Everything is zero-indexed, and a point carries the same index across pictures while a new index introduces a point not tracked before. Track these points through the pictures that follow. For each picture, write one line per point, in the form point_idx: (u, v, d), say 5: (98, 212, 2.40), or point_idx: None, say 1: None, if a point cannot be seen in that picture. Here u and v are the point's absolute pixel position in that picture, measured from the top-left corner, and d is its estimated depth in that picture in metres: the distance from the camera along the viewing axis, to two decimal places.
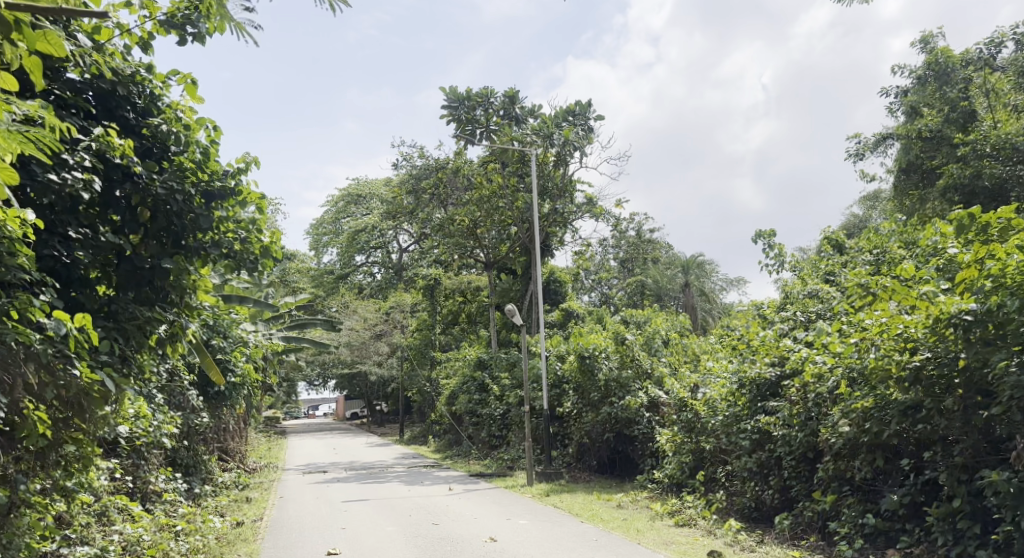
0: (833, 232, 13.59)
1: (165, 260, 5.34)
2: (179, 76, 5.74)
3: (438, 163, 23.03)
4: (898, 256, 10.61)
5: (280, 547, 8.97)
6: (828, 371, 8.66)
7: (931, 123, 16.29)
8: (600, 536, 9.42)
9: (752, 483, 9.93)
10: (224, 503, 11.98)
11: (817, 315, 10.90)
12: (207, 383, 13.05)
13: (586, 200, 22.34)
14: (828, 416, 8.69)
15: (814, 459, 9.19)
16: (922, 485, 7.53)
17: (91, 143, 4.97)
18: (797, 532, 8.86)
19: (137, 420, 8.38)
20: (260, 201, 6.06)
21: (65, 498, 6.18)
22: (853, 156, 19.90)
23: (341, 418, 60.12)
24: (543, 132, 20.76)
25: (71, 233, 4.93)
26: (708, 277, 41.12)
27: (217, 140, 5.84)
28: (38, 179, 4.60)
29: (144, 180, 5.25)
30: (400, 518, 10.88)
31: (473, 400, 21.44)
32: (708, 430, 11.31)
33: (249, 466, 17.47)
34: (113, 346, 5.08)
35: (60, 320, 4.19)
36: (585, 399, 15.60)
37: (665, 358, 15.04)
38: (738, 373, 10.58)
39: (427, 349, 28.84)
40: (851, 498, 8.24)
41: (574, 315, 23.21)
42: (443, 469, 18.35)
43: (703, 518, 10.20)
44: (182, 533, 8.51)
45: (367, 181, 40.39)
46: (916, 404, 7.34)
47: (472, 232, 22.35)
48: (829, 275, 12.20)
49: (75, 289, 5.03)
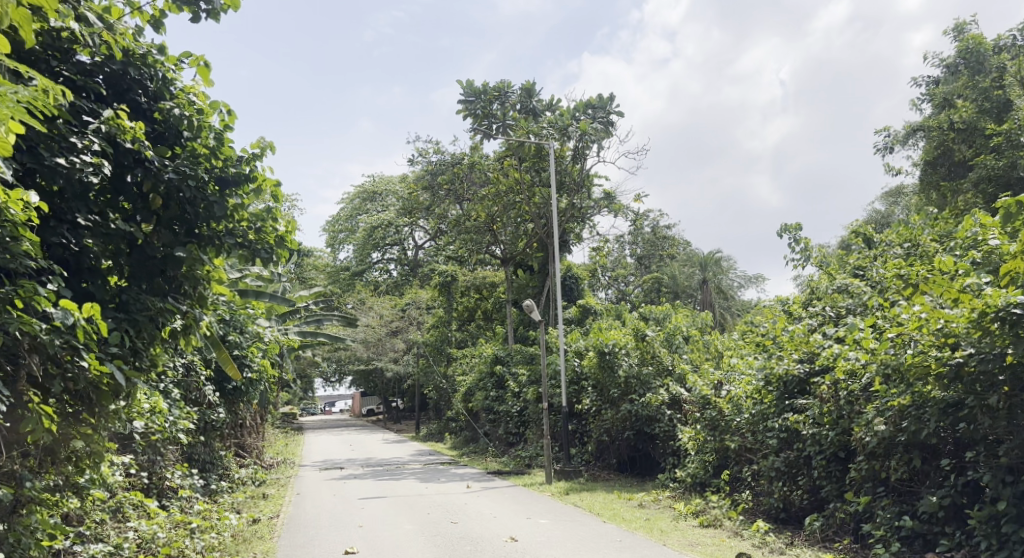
0: (863, 226, 13.19)
1: (178, 249, 5.18)
2: (191, 59, 5.53)
3: (454, 157, 22.34)
4: (932, 249, 10.22)
5: (296, 546, 8.72)
6: (862, 367, 8.30)
7: (964, 114, 15.84)
8: (624, 536, 9.13)
9: (780, 483, 9.60)
10: (240, 500, 11.83)
11: (847, 310, 10.53)
12: (224, 378, 12.88)
13: (604, 195, 21.99)
14: (861, 414, 8.35)
15: (845, 459, 8.86)
16: (962, 487, 7.20)
17: (100, 126, 4.77)
18: (828, 534, 8.53)
19: (152, 414, 8.24)
20: (275, 188, 5.79)
21: (77, 494, 6.14)
22: (882, 150, 19.46)
23: (357, 415, 60.33)
24: (560, 125, 20.36)
25: (81, 220, 4.73)
26: (727, 273, 40.70)
27: (231, 123, 5.61)
28: (45, 162, 4.42)
29: (155, 166, 5.03)
30: (417, 517, 10.61)
31: (490, 396, 21.20)
32: (733, 429, 10.99)
33: (266, 462, 17.38)
34: (124, 338, 4.82)
35: (67, 310, 4.03)
36: (604, 396, 15.29)
37: (686, 355, 14.70)
38: (763, 369, 10.23)
39: (444, 345, 28.67)
40: (885, 499, 7.86)
41: (592, 311, 22.78)
42: (461, 466, 18.12)
43: (729, 518, 9.92)
44: (198, 530, 8.28)
45: (383, 178, 40.18)
46: (957, 402, 7.08)
47: (489, 226, 22.14)
48: (859, 270, 11.79)
49: (86, 278, 4.85)
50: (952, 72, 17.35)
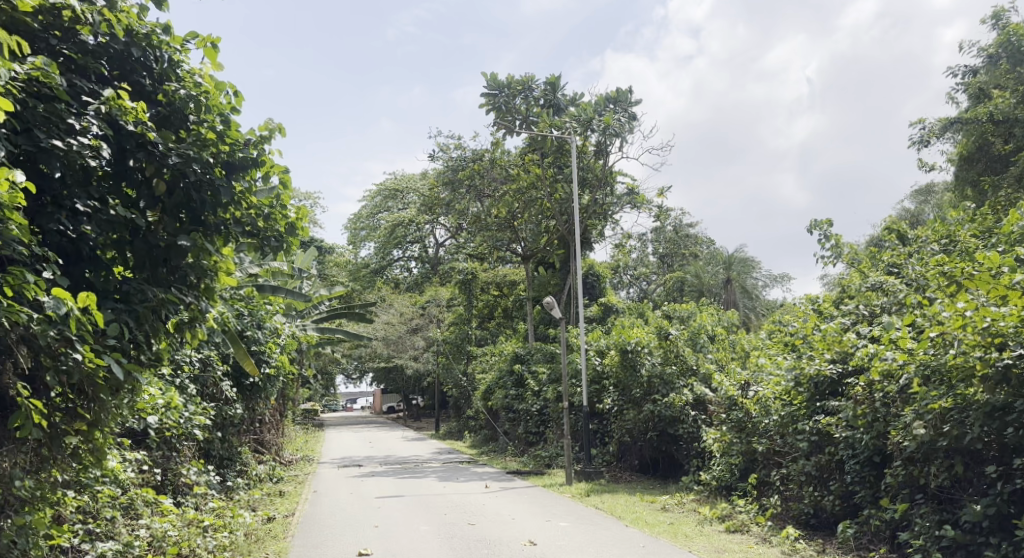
0: (896, 222, 12.72)
1: (182, 237, 4.95)
2: (198, 39, 5.30)
3: (474, 154, 22.10)
4: (973, 245, 9.75)
5: (309, 546, 8.48)
6: (899, 367, 7.81)
7: (1003, 105, 15.29)
8: (648, 542, 8.71)
9: (811, 489, 9.23)
10: (256, 497, 11.66)
11: (882, 308, 10.10)
12: (241, 374, 12.59)
13: (628, 190, 21.56)
14: (899, 417, 7.92)
15: (880, 464, 8.46)
16: (1009, 495, 6.71)
17: (101, 107, 4.56)
18: (863, 543, 8.12)
19: (167, 410, 8.07)
20: (283, 174, 5.55)
21: (78, 490, 5.88)
22: (917, 143, 18.84)
23: (378, 413, 60.59)
24: (582, 119, 19.97)
25: (79, 206, 4.53)
26: (753, 272, 40.11)
27: (238, 105, 5.37)
28: (41, 145, 4.20)
29: (159, 150, 4.81)
30: (434, 517, 10.36)
31: (510, 395, 20.91)
32: (761, 431, 10.61)
33: (284, 459, 17.25)
34: (122, 329, 4.57)
35: (60, 299, 3.84)
36: (626, 396, 14.94)
37: (711, 355, 14.30)
38: (793, 370, 9.81)
39: (465, 343, 28.43)
40: (924, 507, 7.40)
41: (614, 309, 22.38)
42: (480, 466, 17.87)
43: (757, 524, 9.58)
44: (211, 530, 7.97)
45: (405, 175, 40.06)
46: (1005, 406, 6.70)
47: (510, 223, 21.88)
48: (893, 267, 11.33)
49: (87, 268, 4.68)
50: (993, 63, 16.76)
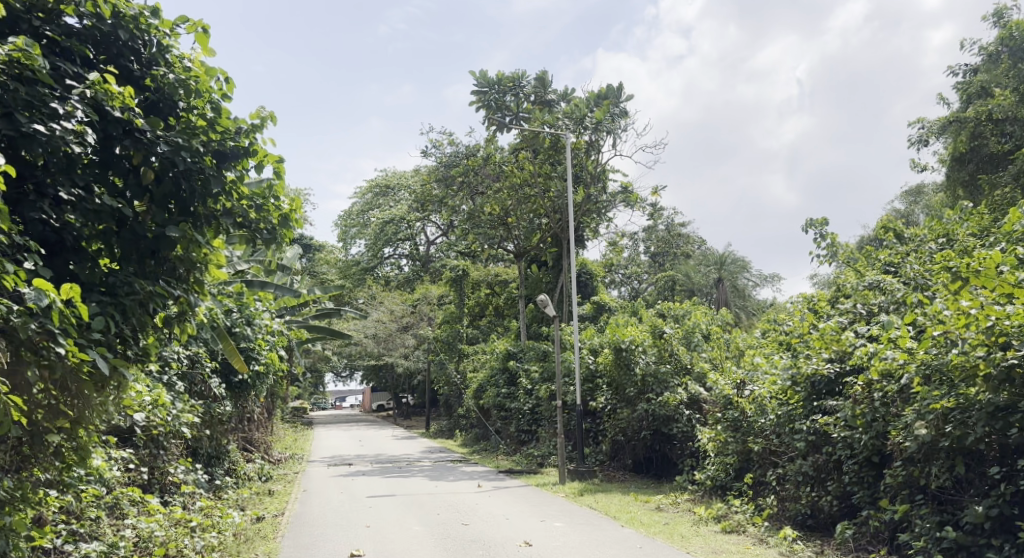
0: (894, 221, 12.66)
1: (170, 227, 4.73)
2: (189, 24, 5.11)
3: (468, 150, 21.98)
4: (971, 244, 9.71)
5: (299, 547, 8.28)
6: (900, 367, 7.71)
7: (1002, 104, 15.25)
8: (645, 544, 8.53)
9: (808, 489, 9.11)
10: (244, 496, 11.46)
11: (879, 308, 10.02)
12: (229, 371, 12.35)
13: (621, 188, 21.42)
14: (899, 416, 7.84)
15: (879, 464, 8.33)
16: (1011, 495, 6.59)
17: (86, 90, 4.37)
18: (862, 544, 7.99)
19: (154, 407, 7.88)
20: (277, 164, 5.37)
21: (60, 490, 5.69)
22: (915, 143, 18.83)
23: (367, 411, 60.36)
24: (576, 116, 19.69)
25: (63, 194, 4.36)
26: (744, 271, 40.24)
27: (229, 92, 5.19)
28: (22, 129, 4.00)
29: (147, 137, 4.62)
30: (427, 517, 10.19)
31: (501, 393, 20.72)
32: (757, 430, 10.51)
33: (272, 457, 17.01)
34: (108, 323, 4.41)
35: (42, 291, 3.67)
36: (619, 395, 14.81)
37: (705, 353, 14.22)
38: (790, 368, 9.72)
39: (455, 340, 27.78)
40: (924, 508, 7.32)
41: (606, 307, 22.34)
42: (471, 465, 17.70)
43: (753, 524, 9.48)
44: (198, 529, 7.76)
45: (397, 173, 39.82)
46: (1009, 405, 6.59)
47: (503, 221, 21.55)
48: (890, 266, 11.28)
49: (72, 260, 4.51)
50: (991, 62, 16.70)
